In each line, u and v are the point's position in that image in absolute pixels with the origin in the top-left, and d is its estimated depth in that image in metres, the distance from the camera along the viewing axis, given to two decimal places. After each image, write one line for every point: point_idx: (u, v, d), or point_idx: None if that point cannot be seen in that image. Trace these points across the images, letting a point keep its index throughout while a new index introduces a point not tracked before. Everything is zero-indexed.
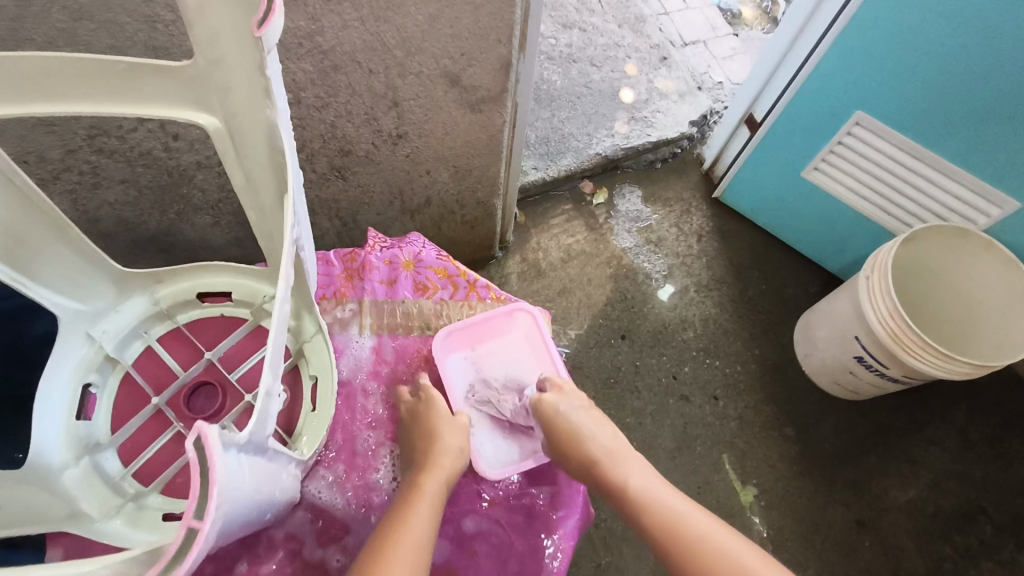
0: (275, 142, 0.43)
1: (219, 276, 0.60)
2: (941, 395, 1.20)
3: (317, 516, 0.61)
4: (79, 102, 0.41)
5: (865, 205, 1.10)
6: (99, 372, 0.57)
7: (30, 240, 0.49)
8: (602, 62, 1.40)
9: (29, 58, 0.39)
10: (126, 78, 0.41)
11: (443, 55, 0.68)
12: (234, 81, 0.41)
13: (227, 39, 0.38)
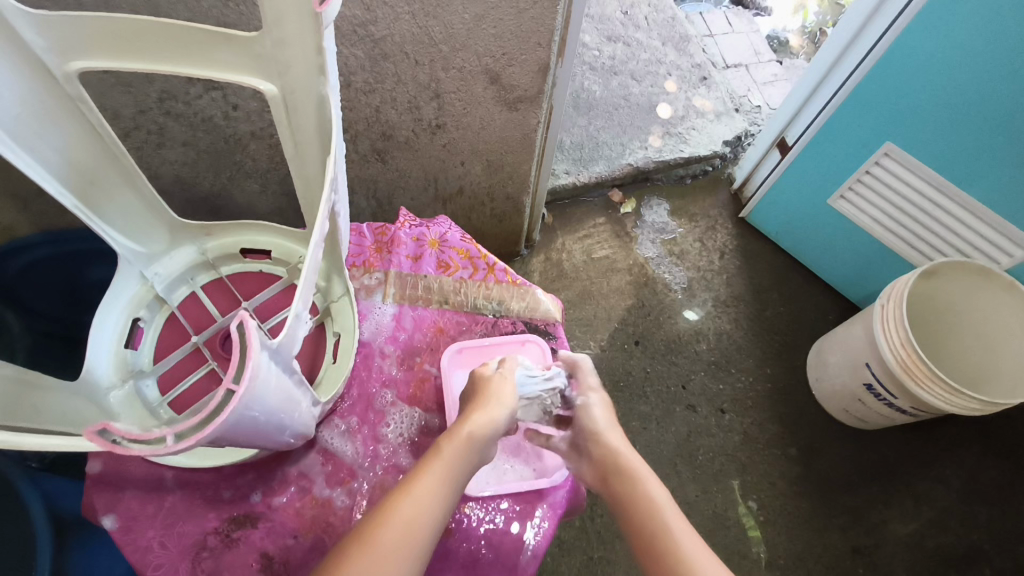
0: (326, 113, 0.47)
1: (262, 234, 0.65)
2: (951, 434, 1.20)
3: (327, 460, 0.64)
4: (152, 62, 0.45)
5: (889, 236, 1.11)
6: (149, 309, 0.61)
7: (101, 182, 0.55)
8: (642, 76, 1.44)
9: (116, 19, 0.42)
10: (201, 45, 0.44)
11: (486, 54, 0.73)
12: (292, 59, 0.46)
13: (290, 23, 0.42)
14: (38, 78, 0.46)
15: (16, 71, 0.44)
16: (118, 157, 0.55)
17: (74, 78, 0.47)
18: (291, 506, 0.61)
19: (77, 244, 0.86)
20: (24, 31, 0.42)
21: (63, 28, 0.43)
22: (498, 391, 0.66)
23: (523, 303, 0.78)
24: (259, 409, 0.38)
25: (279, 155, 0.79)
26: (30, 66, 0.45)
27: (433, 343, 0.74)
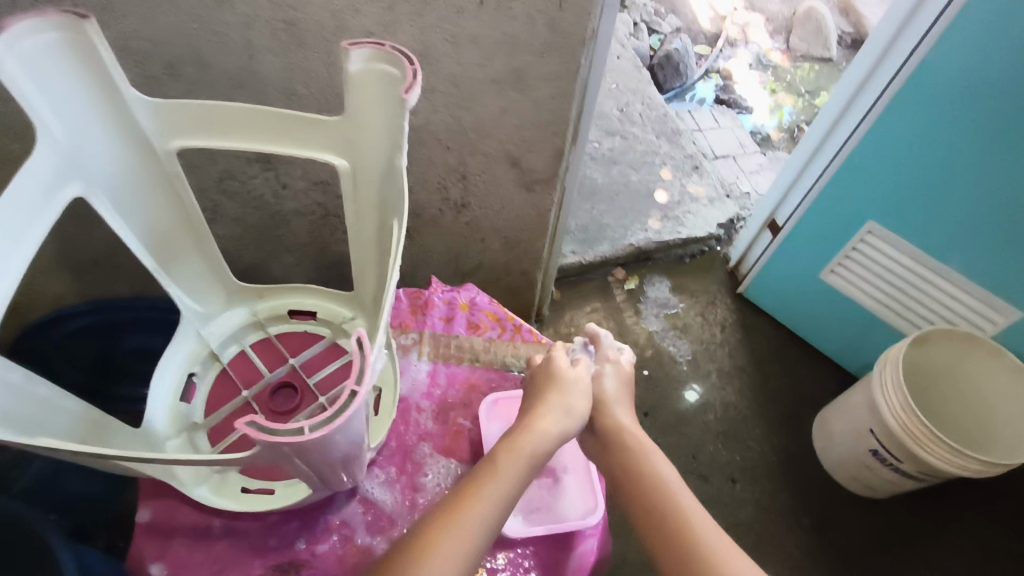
0: (389, 181, 0.55)
1: (309, 297, 0.72)
2: (961, 502, 1.21)
3: (367, 509, 0.66)
4: (243, 140, 0.54)
5: (880, 308, 1.18)
6: (202, 364, 0.66)
7: (175, 247, 0.63)
8: (639, 165, 1.57)
9: (223, 107, 0.51)
10: (290, 127, 0.53)
11: (509, 141, 0.82)
12: (364, 138, 0.54)
13: (373, 108, 0.51)
14: (142, 153, 0.55)
15: (125, 146, 0.53)
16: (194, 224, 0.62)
17: (171, 154, 0.55)
18: (333, 555, 0.64)
19: (118, 312, 0.90)
20: (139, 114, 0.52)
21: (169, 111, 0.52)
22: (575, 385, 0.73)
23: None
24: (359, 418, 0.43)
25: (319, 230, 0.88)
26: (137, 143, 0.54)
27: (466, 399, 0.78)
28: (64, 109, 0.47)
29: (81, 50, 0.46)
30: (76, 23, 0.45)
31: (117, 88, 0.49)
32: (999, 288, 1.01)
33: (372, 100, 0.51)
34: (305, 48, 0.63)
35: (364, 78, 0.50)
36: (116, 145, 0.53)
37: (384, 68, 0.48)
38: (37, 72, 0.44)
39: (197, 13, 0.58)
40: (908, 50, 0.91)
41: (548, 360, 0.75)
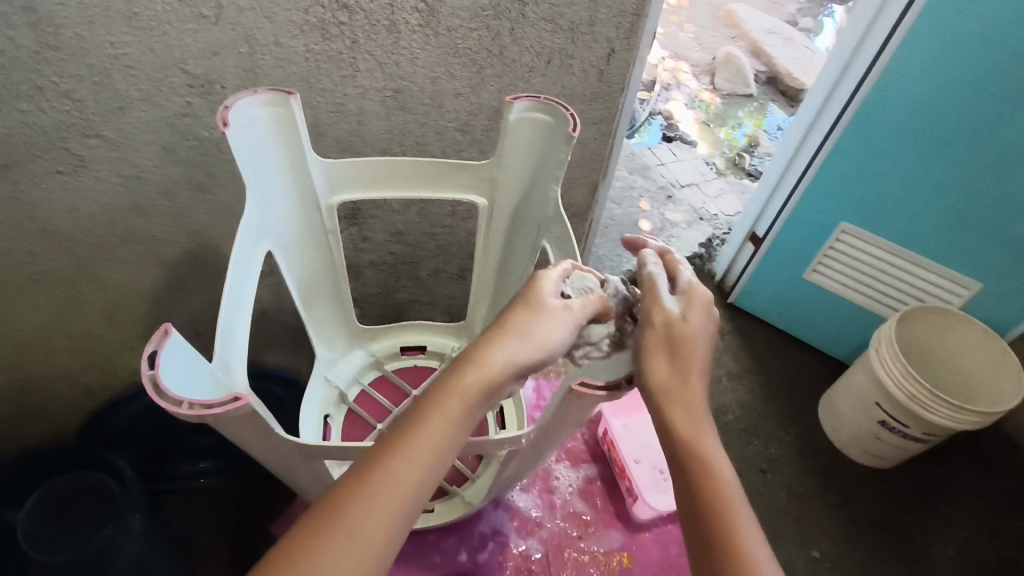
0: (525, 205, 0.72)
1: (417, 335, 0.84)
2: (955, 461, 1.37)
3: (512, 516, 0.78)
4: (406, 188, 0.69)
5: (860, 297, 1.35)
6: (334, 406, 0.76)
7: (321, 288, 0.76)
8: (620, 200, 1.73)
9: (392, 162, 0.66)
10: (441, 174, 0.69)
11: None
12: (504, 175, 0.70)
13: (520, 148, 0.68)
14: (310, 206, 0.68)
15: (298, 200, 0.66)
16: (337, 268, 0.75)
17: (331, 208, 0.69)
18: (498, 562, 0.74)
19: None
20: (314, 175, 0.65)
21: (342, 170, 0.66)
22: (540, 324, 0.55)
23: None
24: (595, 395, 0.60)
25: (388, 280, 0.94)
26: (308, 198, 0.67)
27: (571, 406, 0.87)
28: (263, 170, 0.60)
29: (283, 122, 0.59)
30: (281, 99, 0.58)
31: (303, 155, 0.63)
32: (960, 264, 1.19)
33: (521, 144, 0.68)
34: (403, 111, 0.72)
35: (518, 129, 0.66)
36: (293, 199, 0.66)
37: (538, 116, 0.65)
38: (255, 139, 0.58)
39: (321, 88, 0.65)
40: (859, 74, 1.10)
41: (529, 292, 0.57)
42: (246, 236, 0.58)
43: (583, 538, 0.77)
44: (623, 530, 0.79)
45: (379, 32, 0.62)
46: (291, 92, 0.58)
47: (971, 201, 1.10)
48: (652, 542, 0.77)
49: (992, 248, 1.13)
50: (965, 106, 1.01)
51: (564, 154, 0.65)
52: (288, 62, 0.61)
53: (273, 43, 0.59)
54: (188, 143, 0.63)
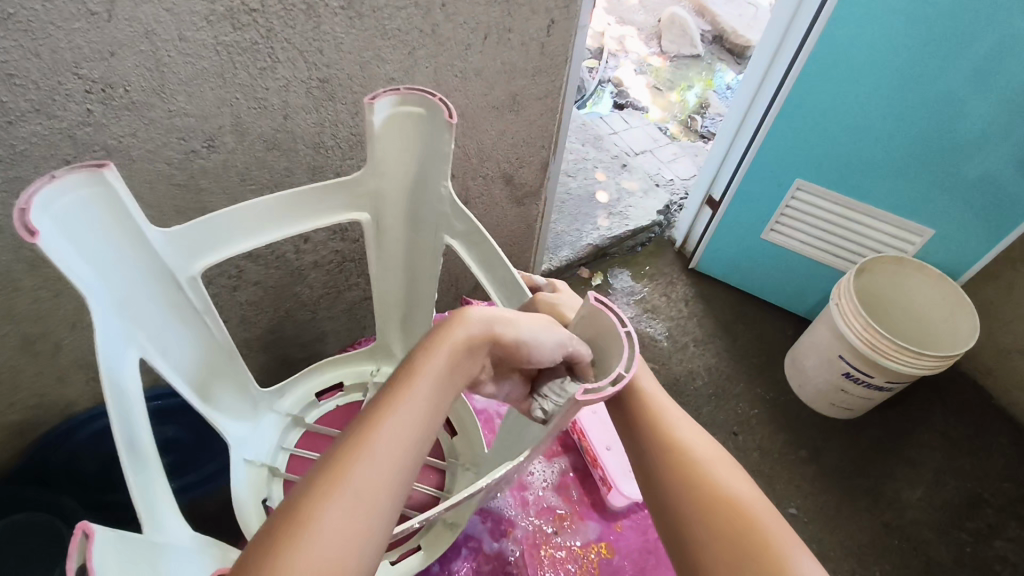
0: (417, 212, 0.62)
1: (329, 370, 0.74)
2: (916, 406, 1.43)
3: (485, 517, 0.73)
4: (299, 225, 0.56)
5: (818, 253, 1.36)
6: (268, 488, 0.64)
7: (212, 368, 0.59)
8: (575, 173, 1.70)
9: (278, 198, 0.52)
10: (319, 202, 0.56)
11: (505, 160, 0.89)
12: (387, 181, 0.59)
13: (397, 151, 0.57)
14: (168, 287, 0.50)
15: (150, 284, 0.48)
16: (224, 345, 0.59)
17: (196, 283, 0.52)
18: (471, 570, 0.70)
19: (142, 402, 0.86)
20: (159, 252, 0.48)
21: (215, 224, 0.50)
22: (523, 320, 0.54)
23: None
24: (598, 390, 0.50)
25: (335, 279, 0.89)
26: (163, 280, 0.49)
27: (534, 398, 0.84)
28: (105, 270, 0.44)
29: (106, 202, 0.42)
30: (93, 173, 0.40)
31: (144, 231, 0.46)
32: (912, 213, 1.20)
33: (398, 142, 0.56)
34: (334, 100, 0.66)
35: (387, 135, 0.55)
36: (142, 288, 0.47)
37: (404, 108, 0.53)
38: (71, 238, 0.40)
39: (239, 84, 0.60)
40: (806, 26, 1.08)
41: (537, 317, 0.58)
42: (111, 388, 0.42)
43: (559, 533, 0.74)
44: (598, 519, 0.76)
45: (296, 18, 0.57)
46: (102, 163, 0.41)
47: (920, 148, 1.11)
48: (631, 529, 0.75)
49: (945, 192, 1.14)
50: (911, 57, 1.01)
51: (445, 146, 0.54)
52: (199, 58, 0.56)
53: (178, 38, 0.54)
54: (94, 154, 0.58)
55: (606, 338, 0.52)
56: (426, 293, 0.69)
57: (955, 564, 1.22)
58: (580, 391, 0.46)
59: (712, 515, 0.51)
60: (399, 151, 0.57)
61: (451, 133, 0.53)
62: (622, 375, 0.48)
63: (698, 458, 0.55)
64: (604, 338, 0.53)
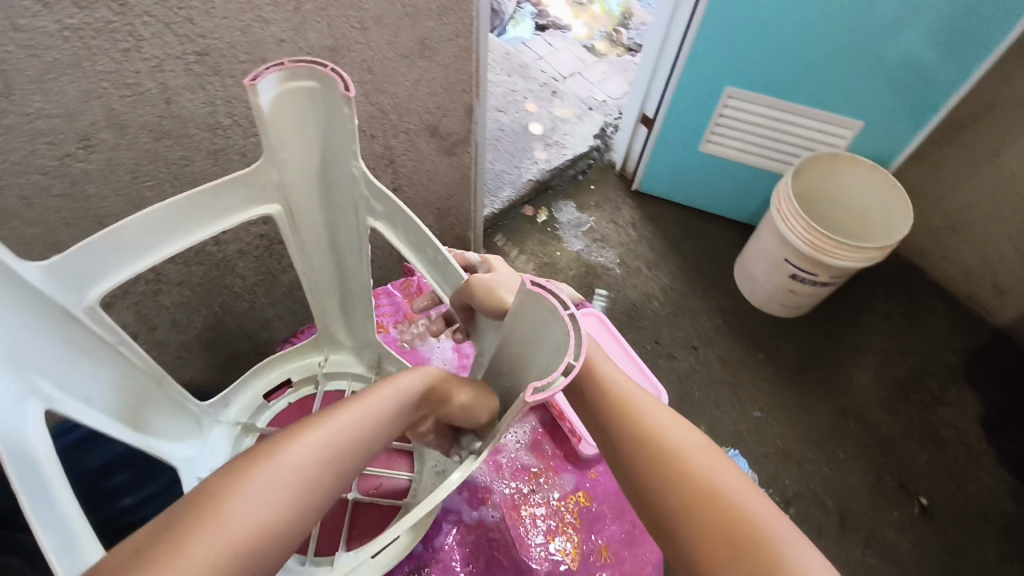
0: (335, 193, 0.56)
1: (273, 371, 0.71)
2: (860, 293, 1.49)
3: (462, 489, 0.74)
4: (195, 230, 0.50)
5: (755, 159, 1.36)
6: None
7: (143, 397, 0.54)
8: (505, 107, 1.63)
9: (167, 207, 0.46)
10: (217, 198, 0.50)
11: (425, 110, 0.82)
12: (293, 164, 0.52)
13: (295, 134, 0.49)
14: (59, 325, 0.45)
15: (37, 322, 0.43)
16: (149, 368, 0.54)
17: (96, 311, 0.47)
18: (456, 543, 0.71)
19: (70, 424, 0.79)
20: (39, 289, 0.42)
21: (91, 249, 0.44)
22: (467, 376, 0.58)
23: None
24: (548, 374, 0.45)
25: (265, 265, 0.83)
26: (53, 319, 0.44)
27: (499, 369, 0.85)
28: None
29: None
30: None
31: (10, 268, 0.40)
32: (841, 107, 1.20)
33: (292, 123, 0.48)
34: (220, 75, 0.59)
35: (277, 118, 0.47)
36: (30, 330, 0.42)
37: (296, 84, 0.45)
38: None
39: (101, 71, 0.52)
40: None
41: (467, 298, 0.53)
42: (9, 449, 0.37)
43: (536, 491, 0.76)
44: (572, 471, 0.78)
45: None
46: None
47: (844, 40, 1.09)
48: (604, 474, 0.78)
49: (874, 80, 1.14)
50: None
51: (349, 126, 0.47)
52: (43, 48, 0.48)
53: (11, 29, 0.45)
54: None
55: (541, 324, 0.47)
56: (356, 276, 0.64)
57: (906, 436, 1.31)
58: (530, 391, 0.43)
59: (736, 534, 0.47)
60: (295, 131, 0.50)
61: (351, 108, 0.46)
62: (572, 365, 0.43)
63: (697, 464, 0.51)
64: (545, 327, 0.47)
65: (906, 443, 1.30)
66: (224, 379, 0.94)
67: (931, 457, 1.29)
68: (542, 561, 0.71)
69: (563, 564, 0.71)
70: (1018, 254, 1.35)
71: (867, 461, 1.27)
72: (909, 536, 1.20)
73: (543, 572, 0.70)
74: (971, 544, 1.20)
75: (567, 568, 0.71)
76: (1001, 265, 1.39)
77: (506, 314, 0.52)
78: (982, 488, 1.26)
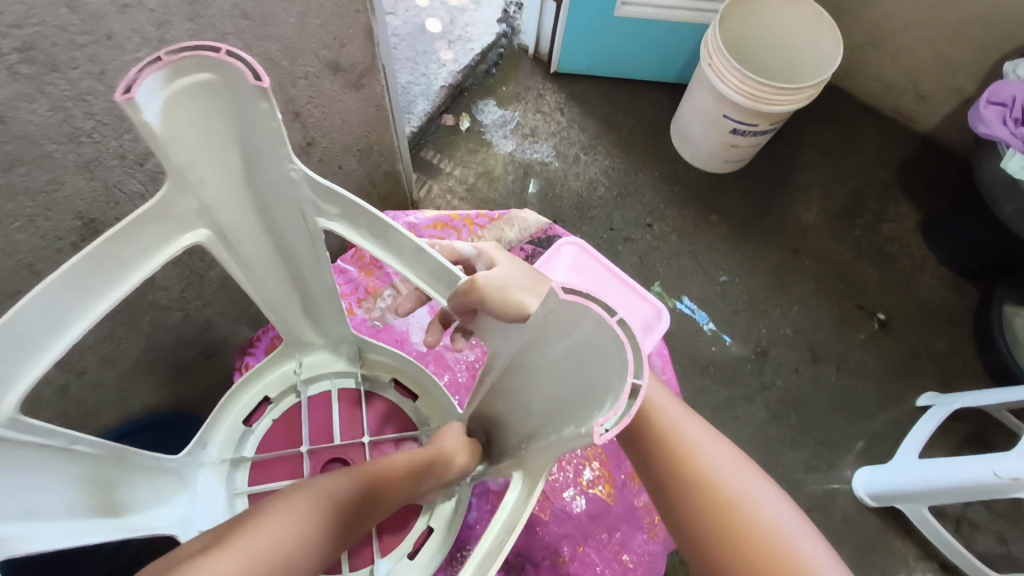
0: (263, 197, 0.50)
1: (246, 393, 0.66)
2: (794, 131, 1.49)
3: None
4: (114, 288, 0.43)
5: (675, 13, 1.28)
6: None
7: (109, 480, 0.49)
8: (394, 7, 1.45)
9: (68, 270, 0.39)
10: (126, 241, 0.43)
11: (320, 46, 0.69)
12: (208, 175, 0.45)
13: (201, 140, 0.43)
14: None
15: None
16: (107, 451, 0.48)
17: (18, 419, 0.39)
18: None
19: None
20: None
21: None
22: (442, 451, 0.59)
23: (514, 227, 0.89)
24: (602, 394, 0.37)
25: (186, 267, 0.71)
26: None
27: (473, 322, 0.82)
28: None
29: None
30: None
31: None
32: None
33: (193, 128, 0.42)
34: (61, 69, 0.46)
35: (174, 127, 0.40)
36: None
37: (189, 79, 0.39)
38: None
39: None
40: None
41: (476, 297, 0.46)
42: None
43: None
44: None
45: None
46: None
47: None
48: None
49: None
50: None
51: (268, 118, 0.41)
52: None
53: None
54: None
55: (567, 327, 0.39)
56: (314, 276, 0.58)
57: (857, 261, 1.37)
58: (597, 431, 0.34)
59: None
60: (201, 140, 0.43)
61: (267, 101, 0.39)
62: (637, 383, 0.35)
63: (764, 529, 0.48)
64: (587, 339, 0.38)
65: (857, 266, 1.36)
66: (183, 394, 0.86)
67: (881, 274, 1.36)
68: (581, 504, 0.76)
69: (599, 499, 0.77)
70: (936, 59, 1.35)
71: (826, 294, 1.33)
72: (872, 352, 1.29)
73: (581, 510, 0.76)
74: (926, 344, 1.30)
75: (604, 502, 0.77)
76: (922, 73, 1.40)
77: (526, 317, 0.44)
78: (928, 292, 1.35)
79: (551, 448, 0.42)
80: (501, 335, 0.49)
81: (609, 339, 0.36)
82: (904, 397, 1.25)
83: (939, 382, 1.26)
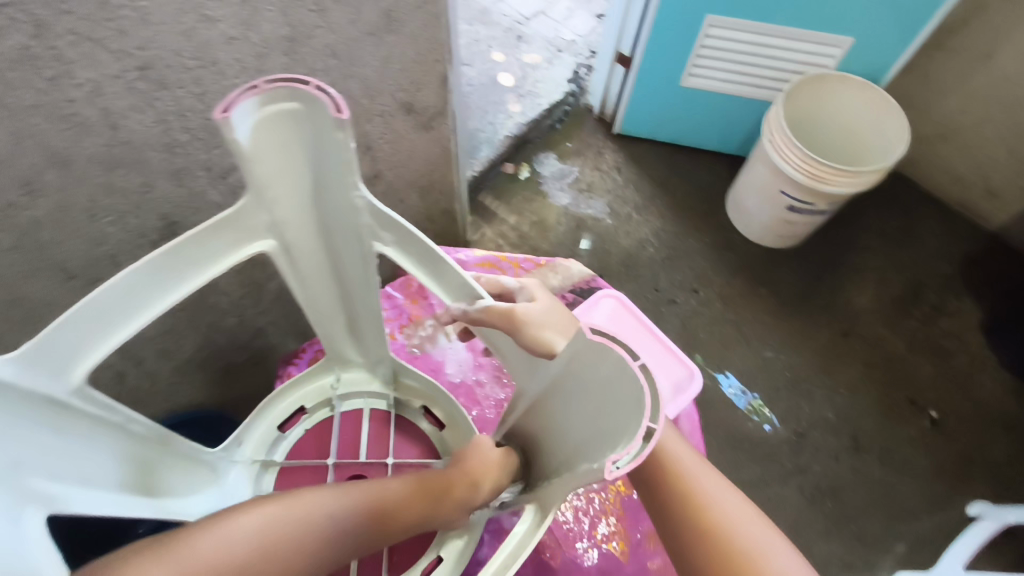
0: (327, 219, 0.53)
1: (284, 400, 0.69)
2: (853, 213, 1.47)
3: None
4: (181, 284, 0.47)
5: (741, 89, 1.30)
6: None
7: (150, 463, 0.52)
8: (471, 59, 1.53)
9: (144, 264, 0.44)
10: (199, 244, 0.47)
11: (398, 88, 0.74)
12: (282, 194, 0.50)
13: (280, 162, 0.47)
14: (47, 415, 0.42)
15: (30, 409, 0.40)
16: (151, 433, 0.52)
17: (85, 389, 0.44)
18: None
19: None
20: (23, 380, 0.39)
21: (77, 320, 0.42)
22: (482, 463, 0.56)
23: (558, 275, 0.91)
24: (618, 435, 0.38)
25: (247, 277, 0.75)
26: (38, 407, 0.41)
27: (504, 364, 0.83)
28: None
29: None
30: None
31: None
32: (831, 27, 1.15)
33: (275, 151, 0.46)
34: (169, 87, 0.51)
35: (259, 148, 0.45)
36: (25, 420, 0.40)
37: (278, 108, 0.43)
38: None
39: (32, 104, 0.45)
40: None
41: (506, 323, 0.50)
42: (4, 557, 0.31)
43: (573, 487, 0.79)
44: None
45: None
46: None
47: None
48: None
49: None
50: None
51: (342, 147, 0.44)
52: None
53: None
54: None
55: (592, 371, 0.41)
56: (363, 298, 0.61)
57: (909, 351, 1.32)
58: (608, 467, 0.35)
59: None
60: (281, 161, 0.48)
61: (344, 132, 0.43)
62: (652, 428, 0.36)
63: None
64: (611, 384, 0.39)
65: (910, 358, 1.31)
66: (225, 396, 0.90)
67: (935, 368, 1.30)
68: (593, 559, 0.75)
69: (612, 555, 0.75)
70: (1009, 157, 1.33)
71: (874, 382, 1.28)
72: (920, 448, 1.23)
73: (592, 565, 0.75)
74: (979, 448, 1.23)
75: (617, 560, 0.75)
76: (993, 169, 1.37)
77: (553, 355, 0.47)
78: (986, 393, 1.28)
79: (564, 487, 0.43)
80: (529, 372, 0.51)
81: (629, 381, 0.37)
82: (952, 501, 1.18)
83: (992, 490, 1.19)
